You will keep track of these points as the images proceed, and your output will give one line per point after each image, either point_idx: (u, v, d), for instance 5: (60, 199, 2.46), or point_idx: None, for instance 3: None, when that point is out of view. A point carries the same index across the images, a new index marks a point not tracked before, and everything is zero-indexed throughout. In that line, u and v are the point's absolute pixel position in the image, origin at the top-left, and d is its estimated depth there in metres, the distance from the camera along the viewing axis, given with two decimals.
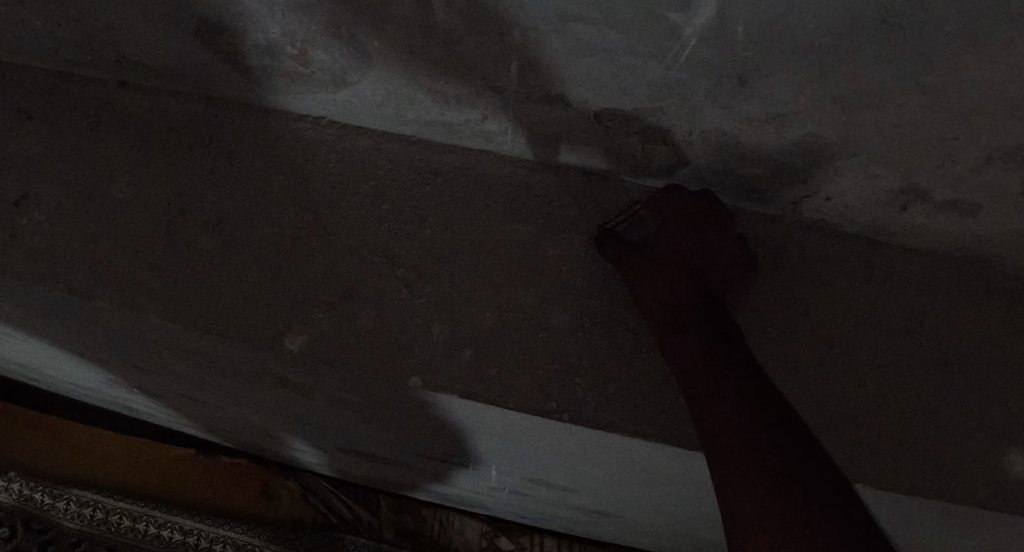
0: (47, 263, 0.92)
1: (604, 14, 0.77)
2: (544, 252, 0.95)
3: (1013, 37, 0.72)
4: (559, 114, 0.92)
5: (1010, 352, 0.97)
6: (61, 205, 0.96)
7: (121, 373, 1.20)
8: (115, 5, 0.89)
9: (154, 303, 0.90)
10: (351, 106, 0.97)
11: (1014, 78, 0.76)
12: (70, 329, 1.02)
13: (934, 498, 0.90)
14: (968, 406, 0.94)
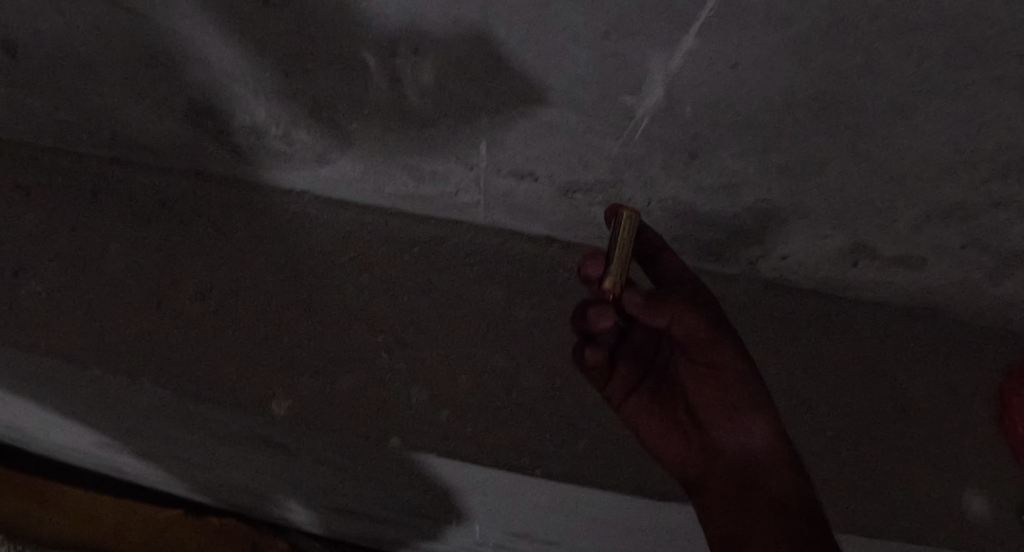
0: (45, 333, 0.96)
1: (564, 97, 0.84)
2: (517, 314, 1.01)
3: (937, 112, 0.79)
4: (527, 186, 0.98)
5: (959, 396, 1.03)
6: (57, 276, 1.00)
7: (111, 436, 1.24)
8: (111, 92, 0.95)
9: (146, 371, 0.95)
10: (332, 182, 1.03)
11: (941, 148, 0.83)
12: (65, 395, 1.07)
13: (895, 538, 0.95)
14: (922, 449, 0.99)
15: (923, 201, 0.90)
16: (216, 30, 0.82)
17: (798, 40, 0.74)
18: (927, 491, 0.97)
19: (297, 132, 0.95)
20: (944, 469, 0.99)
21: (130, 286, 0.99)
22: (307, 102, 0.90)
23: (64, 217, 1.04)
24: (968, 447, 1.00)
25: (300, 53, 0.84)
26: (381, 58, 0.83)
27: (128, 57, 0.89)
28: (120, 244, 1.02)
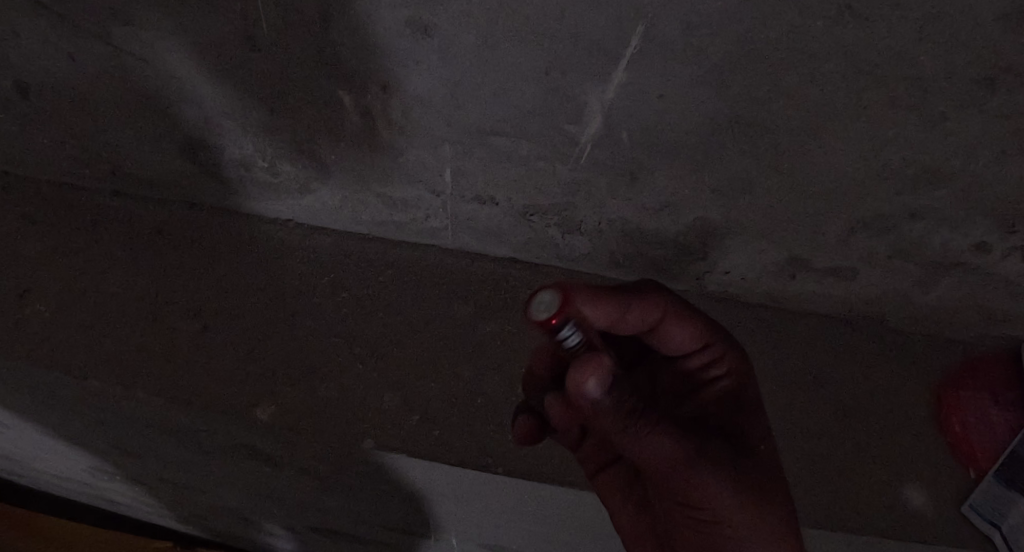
0: (47, 348, 1.05)
1: (517, 128, 0.95)
2: (483, 329, 1.11)
3: (845, 130, 0.89)
4: (490, 210, 1.08)
5: (897, 399, 1.10)
6: (59, 297, 1.09)
7: (104, 457, 1.31)
8: (115, 128, 1.06)
9: (140, 381, 1.03)
10: (314, 211, 1.14)
11: (854, 163, 0.93)
12: (63, 412, 1.15)
13: (835, 531, 1.02)
14: (861, 448, 1.07)
15: (846, 215, 1.00)
16: (210, 71, 0.94)
17: (714, 73, 0.84)
18: (865, 487, 1.04)
19: (282, 164, 1.06)
20: (883, 466, 1.06)
21: (127, 305, 1.09)
22: (291, 136, 1.01)
23: (68, 244, 1.13)
24: (905, 442, 1.08)
25: (283, 92, 0.95)
26: (354, 95, 0.94)
27: (132, 97, 1.00)
28: (119, 268, 1.12)
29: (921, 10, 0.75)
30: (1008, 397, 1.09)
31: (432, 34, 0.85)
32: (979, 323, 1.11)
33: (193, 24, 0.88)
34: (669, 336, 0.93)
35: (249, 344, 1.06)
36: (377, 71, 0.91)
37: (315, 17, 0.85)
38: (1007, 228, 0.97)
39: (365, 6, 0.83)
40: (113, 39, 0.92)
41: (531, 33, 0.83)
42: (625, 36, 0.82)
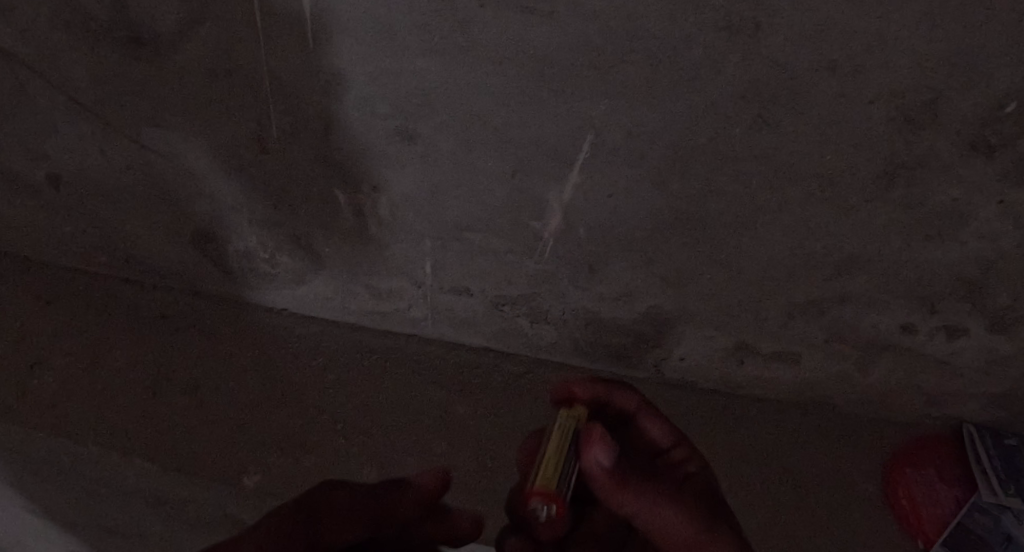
0: (53, 414, 1.19)
1: (487, 226, 1.08)
2: (455, 410, 1.20)
3: (770, 224, 1.03)
4: (465, 302, 1.20)
5: (836, 479, 1.20)
6: (67, 371, 1.23)
7: (86, 526, 1.38)
8: (133, 220, 1.20)
9: (136, 446, 1.17)
10: (306, 301, 1.26)
11: (783, 253, 1.06)
12: (57, 474, 1.25)
13: None
14: (794, 517, 1.17)
15: (783, 302, 1.12)
16: (225, 169, 1.09)
17: (655, 174, 0.98)
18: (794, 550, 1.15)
19: (279, 257, 1.19)
20: (810, 532, 1.16)
21: (128, 381, 1.22)
22: (290, 230, 1.15)
23: (79, 322, 1.27)
24: (849, 516, 1.18)
25: (285, 190, 1.09)
26: (346, 194, 1.08)
27: (155, 191, 1.15)
28: (125, 348, 1.24)
29: (822, 114, 0.91)
30: (951, 472, 1.21)
31: (417, 141, 1.00)
32: (916, 403, 1.23)
33: (214, 127, 1.04)
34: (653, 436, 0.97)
35: (234, 421, 1.18)
36: (368, 174, 1.05)
37: (317, 124, 1.00)
38: (929, 309, 1.09)
39: (360, 117, 0.98)
40: (144, 138, 1.08)
41: (499, 138, 0.97)
42: (578, 141, 0.96)
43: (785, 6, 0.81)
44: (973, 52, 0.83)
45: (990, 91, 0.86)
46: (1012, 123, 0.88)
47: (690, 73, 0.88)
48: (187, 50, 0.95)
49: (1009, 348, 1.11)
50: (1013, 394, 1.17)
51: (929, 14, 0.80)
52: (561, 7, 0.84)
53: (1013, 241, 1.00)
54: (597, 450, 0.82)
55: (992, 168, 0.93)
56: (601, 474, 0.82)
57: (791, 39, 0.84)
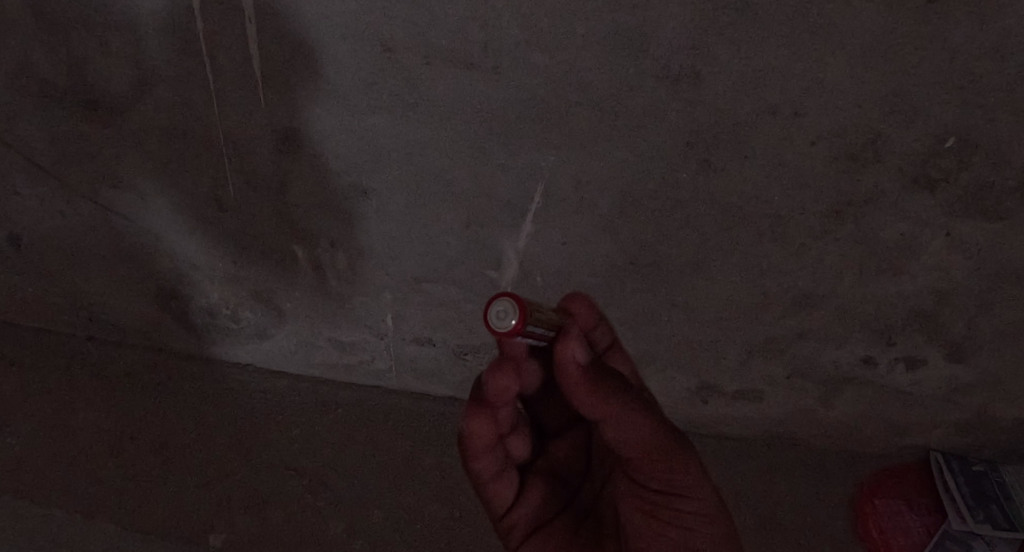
0: (20, 477, 1.20)
1: (445, 275, 1.10)
2: (423, 461, 1.22)
3: (721, 267, 1.05)
4: (428, 351, 1.21)
5: (796, 514, 1.24)
6: (32, 432, 1.23)
7: None
8: (96, 279, 1.21)
9: (106, 508, 1.18)
10: (271, 355, 1.27)
11: (738, 294, 1.08)
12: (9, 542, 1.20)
13: None
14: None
15: (742, 340, 1.14)
16: (185, 227, 1.10)
17: (607, 221, 1.00)
18: None
19: (243, 311, 1.21)
20: None
21: (96, 440, 1.22)
22: (253, 285, 1.16)
23: (43, 382, 1.26)
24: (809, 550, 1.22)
25: (245, 247, 1.10)
26: (305, 249, 1.09)
27: (116, 250, 1.15)
28: (91, 407, 1.24)
29: (765, 158, 0.92)
30: (921, 502, 1.25)
31: (370, 196, 1.01)
32: (884, 434, 1.26)
33: (171, 187, 1.05)
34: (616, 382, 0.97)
35: (205, 477, 1.20)
36: (325, 230, 1.06)
37: (272, 182, 1.01)
38: (887, 340, 1.11)
39: (314, 174, 1.00)
40: (103, 199, 1.09)
41: (451, 191, 0.99)
42: (529, 193, 0.98)
43: (723, 54, 0.84)
44: (907, 91, 0.85)
45: (927, 128, 0.88)
46: (951, 159, 0.90)
47: (634, 122, 0.90)
48: (141, 112, 0.97)
49: (967, 375, 1.14)
50: (973, 419, 1.21)
51: (861, 58, 0.83)
52: (505, 62, 0.86)
53: (962, 272, 1.02)
54: (574, 346, 0.79)
55: (936, 202, 0.95)
56: (575, 369, 0.79)
57: (729, 87, 0.86)
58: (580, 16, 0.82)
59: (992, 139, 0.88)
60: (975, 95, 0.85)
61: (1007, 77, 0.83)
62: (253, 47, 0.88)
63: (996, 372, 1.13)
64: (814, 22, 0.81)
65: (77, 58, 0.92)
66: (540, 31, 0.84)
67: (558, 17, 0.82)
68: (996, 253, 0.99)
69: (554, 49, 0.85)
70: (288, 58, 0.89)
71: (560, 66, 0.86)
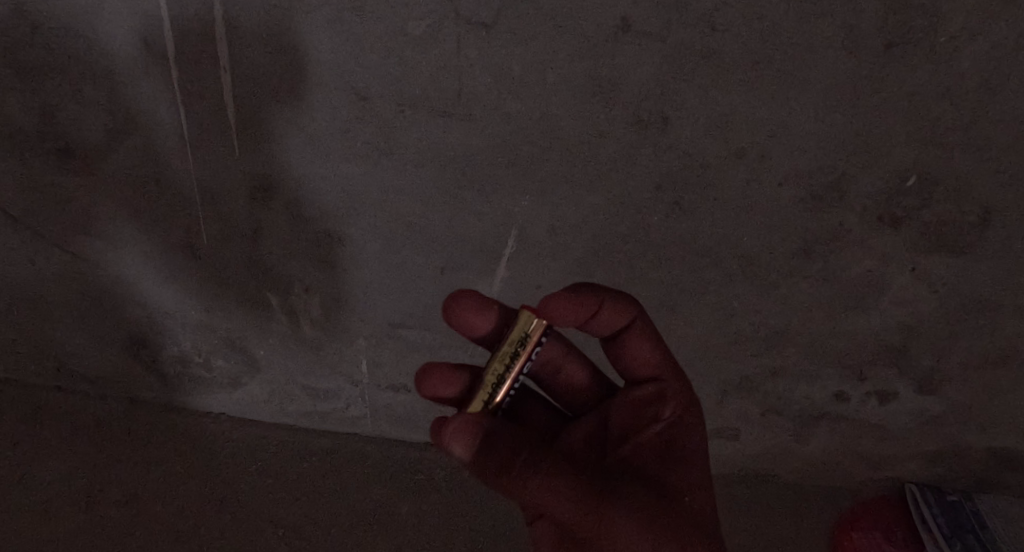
0: None
1: (421, 321, 1.10)
2: (399, 508, 1.22)
3: (691, 307, 1.07)
4: (404, 397, 1.21)
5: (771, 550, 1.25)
6: None
7: None
8: (65, 328, 1.18)
9: None
10: (245, 403, 1.26)
11: (708, 334, 1.11)
12: None
13: None
14: None
15: (714, 377, 1.17)
16: (156, 273, 1.08)
17: (579, 264, 1.02)
18: None
19: (215, 359, 1.19)
20: None
21: (62, 493, 1.19)
22: (225, 333, 1.15)
23: (7, 434, 1.22)
24: None
25: (217, 295, 1.09)
26: (279, 297, 1.08)
27: (86, 298, 1.13)
28: (58, 459, 1.21)
29: (734, 198, 0.94)
30: (899, 535, 1.24)
31: (344, 243, 1.01)
32: (858, 468, 1.28)
33: (144, 234, 1.04)
34: (635, 365, 0.90)
35: (175, 530, 1.17)
36: (297, 277, 1.06)
37: (246, 230, 1.01)
38: (858, 377, 1.14)
39: (288, 222, 1.00)
40: (72, 246, 1.07)
41: (426, 236, 1.00)
42: (503, 237, 0.99)
43: (692, 100, 0.86)
44: (869, 131, 0.88)
45: (889, 167, 0.91)
46: (914, 197, 0.93)
47: (605, 165, 0.92)
48: (114, 160, 0.96)
49: (937, 407, 1.16)
50: (943, 451, 1.23)
51: (825, 102, 0.86)
52: (477, 109, 0.88)
53: (928, 306, 1.04)
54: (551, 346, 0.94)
55: (900, 239, 0.97)
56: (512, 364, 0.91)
57: (698, 130, 0.88)
58: (551, 63, 0.84)
59: (951, 177, 0.91)
60: (933, 136, 0.88)
61: (963, 118, 0.86)
62: (228, 95, 0.88)
63: (965, 404, 1.15)
64: (778, 67, 0.83)
65: (48, 105, 0.91)
66: (513, 78, 0.85)
67: (530, 65, 0.84)
68: (959, 289, 1.02)
69: (527, 96, 0.86)
70: (263, 106, 0.89)
71: (531, 112, 0.88)
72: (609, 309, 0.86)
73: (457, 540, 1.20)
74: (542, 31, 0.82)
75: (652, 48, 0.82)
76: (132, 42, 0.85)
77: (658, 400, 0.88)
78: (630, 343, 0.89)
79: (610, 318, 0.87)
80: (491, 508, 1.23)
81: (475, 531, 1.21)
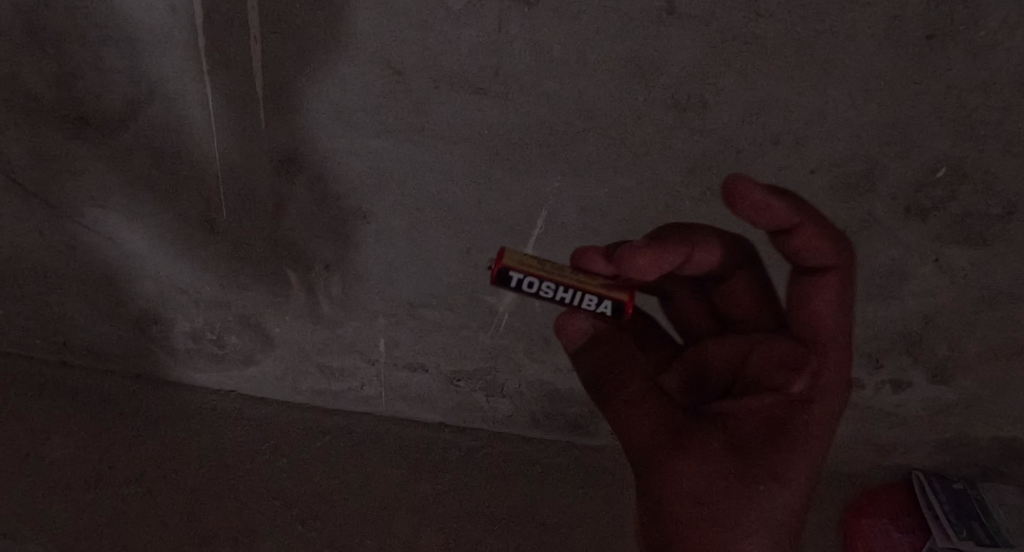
0: None
1: (442, 300, 1.08)
2: (412, 488, 1.21)
3: None
4: (420, 377, 1.20)
5: None
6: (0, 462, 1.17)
7: None
8: (72, 303, 1.15)
9: (74, 540, 1.12)
10: (256, 380, 1.24)
11: None
12: None
13: None
14: None
15: None
16: (171, 248, 1.06)
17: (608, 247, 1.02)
18: None
19: (229, 336, 1.17)
20: None
21: (69, 470, 1.16)
22: (241, 310, 1.13)
23: (12, 409, 1.20)
24: None
25: (235, 271, 1.07)
26: (299, 274, 1.06)
27: (96, 272, 1.10)
28: (64, 436, 1.18)
29: (767, 185, 0.94)
30: (905, 521, 1.30)
31: (370, 220, 0.99)
32: (867, 454, 1.30)
33: (161, 210, 1.01)
34: (810, 317, 0.76)
35: (188, 508, 1.16)
36: (320, 254, 1.04)
37: (268, 204, 0.98)
38: (874, 364, 1.15)
39: (314, 197, 0.97)
40: (84, 218, 1.04)
41: (454, 216, 0.98)
42: (533, 217, 0.98)
43: (731, 85, 0.85)
44: (905, 123, 0.88)
45: (921, 158, 0.91)
46: (943, 188, 0.93)
47: (641, 148, 0.91)
48: (133, 132, 0.93)
49: (949, 396, 1.18)
50: (950, 439, 1.25)
51: (864, 92, 0.85)
52: (514, 87, 0.86)
53: (949, 297, 1.05)
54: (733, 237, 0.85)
55: (929, 229, 0.98)
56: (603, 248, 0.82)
57: (736, 115, 0.88)
58: (593, 43, 0.82)
59: (982, 170, 0.91)
60: (967, 129, 0.88)
61: (998, 111, 0.86)
62: (257, 66, 0.86)
63: (976, 395, 1.17)
64: (820, 54, 0.83)
65: (66, 72, 0.88)
66: (553, 58, 0.84)
67: (571, 45, 0.83)
68: (980, 279, 1.02)
69: (566, 77, 0.85)
70: (295, 79, 0.87)
71: (569, 93, 0.86)
72: (811, 233, 0.75)
73: (471, 520, 1.20)
74: (586, 10, 0.80)
75: (695, 31, 0.81)
76: (158, 8, 0.82)
77: (802, 372, 0.74)
78: (810, 290, 0.76)
79: (806, 241, 0.75)
80: (506, 489, 1.22)
81: (490, 511, 1.21)
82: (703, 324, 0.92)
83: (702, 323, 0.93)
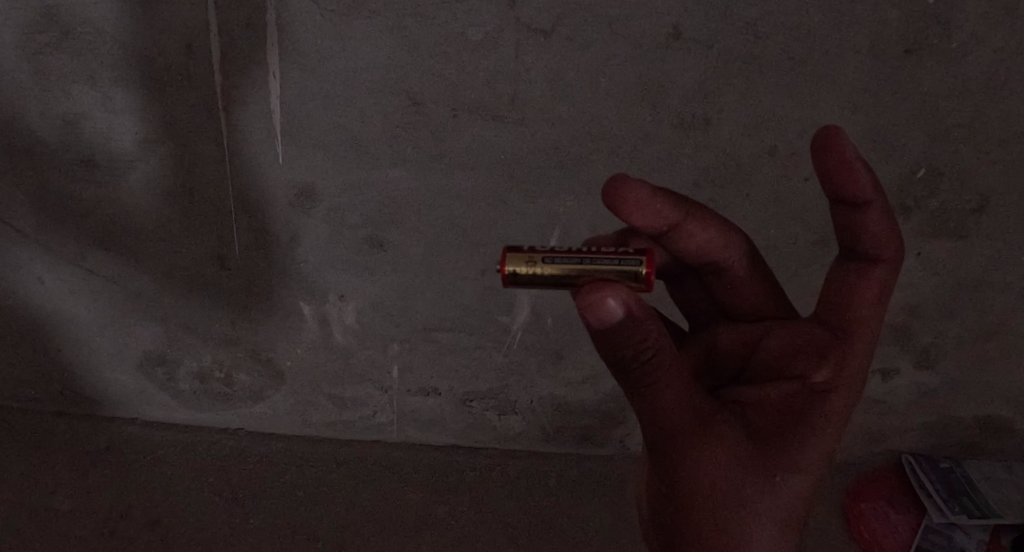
0: None
1: (458, 323, 1.09)
2: (432, 510, 1.21)
3: None
4: (433, 401, 1.21)
5: None
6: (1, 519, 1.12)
7: None
8: (72, 350, 1.14)
9: None
10: (264, 416, 1.22)
11: None
12: None
13: None
14: None
15: None
16: (181, 289, 1.04)
17: None
18: None
19: (237, 373, 1.15)
20: None
21: (77, 521, 1.12)
22: (252, 345, 1.11)
23: (11, 463, 1.16)
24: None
25: (246, 306, 1.06)
26: (313, 305, 1.06)
27: (99, 317, 1.08)
28: (68, 486, 1.15)
29: (766, 195, 0.99)
30: (901, 501, 1.36)
31: (386, 249, 1.00)
32: (860, 442, 1.37)
33: (171, 250, 0.99)
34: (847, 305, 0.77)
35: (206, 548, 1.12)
36: (336, 285, 1.04)
37: (283, 237, 0.98)
38: None
39: (330, 227, 0.97)
40: (87, 262, 1.01)
41: (471, 241, 1.00)
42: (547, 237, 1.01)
43: (733, 102, 0.90)
44: (890, 130, 0.94)
45: (906, 161, 0.97)
46: (924, 188, 1.00)
47: (649, 166, 0.94)
48: (142, 172, 0.92)
49: (932, 380, 1.26)
50: (935, 421, 1.33)
51: (854, 104, 0.91)
52: (530, 112, 0.89)
53: (932, 287, 1.12)
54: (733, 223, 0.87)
55: (913, 226, 1.04)
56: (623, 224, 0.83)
57: (738, 130, 0.93)
58: (604, 69, 0.86)
59: (958, 169, 0.99)
60: (946, 133, 0.95)
61: (971, 114, 0.94)
62: (274, 102, 0.86)
63: (957, 376, 1.25)
64: (813, 69, 0.88)
65: (75, 116, 0.87)
66: (566, 83, 0.87)
67: (583, 69, 0.86)
68: (958, 269, 1.10)
69: (579, 101, 0.88)
70: (311, 112, 0.88)
71: (582, 116, 0.90)
72: (878, 210, 0.76)
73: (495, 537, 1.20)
74: (598, 38, 0.84)
75: (699, 54, 0.86)
76: (173, 47, 0.83)
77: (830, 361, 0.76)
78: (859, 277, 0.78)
79: (871, 218, 0.76)
80: (525, 503, 1.23)
81: (513, 526, 1.20)
82: (709, 311, 0.95)
83: (710, 311, 0.95)
